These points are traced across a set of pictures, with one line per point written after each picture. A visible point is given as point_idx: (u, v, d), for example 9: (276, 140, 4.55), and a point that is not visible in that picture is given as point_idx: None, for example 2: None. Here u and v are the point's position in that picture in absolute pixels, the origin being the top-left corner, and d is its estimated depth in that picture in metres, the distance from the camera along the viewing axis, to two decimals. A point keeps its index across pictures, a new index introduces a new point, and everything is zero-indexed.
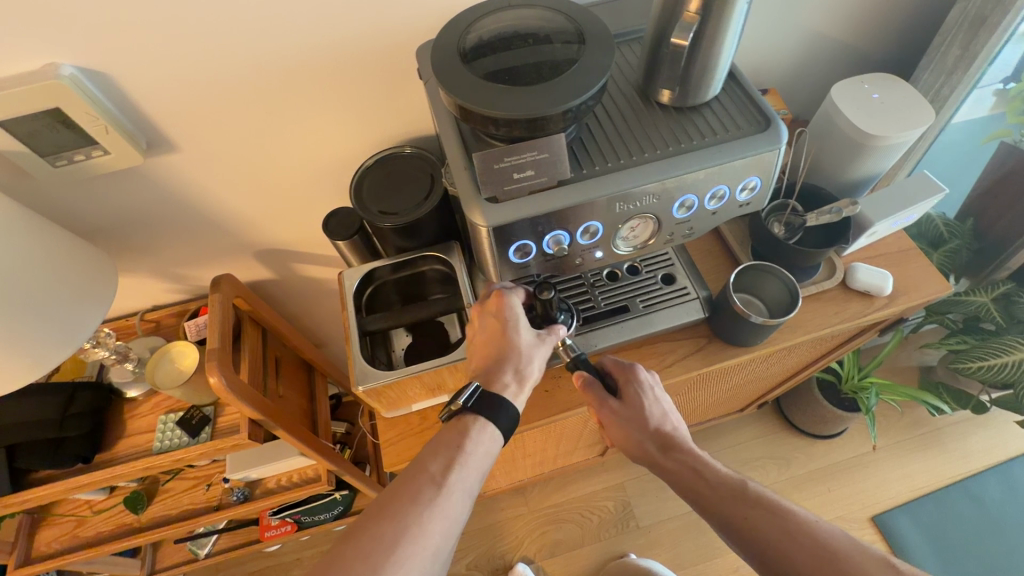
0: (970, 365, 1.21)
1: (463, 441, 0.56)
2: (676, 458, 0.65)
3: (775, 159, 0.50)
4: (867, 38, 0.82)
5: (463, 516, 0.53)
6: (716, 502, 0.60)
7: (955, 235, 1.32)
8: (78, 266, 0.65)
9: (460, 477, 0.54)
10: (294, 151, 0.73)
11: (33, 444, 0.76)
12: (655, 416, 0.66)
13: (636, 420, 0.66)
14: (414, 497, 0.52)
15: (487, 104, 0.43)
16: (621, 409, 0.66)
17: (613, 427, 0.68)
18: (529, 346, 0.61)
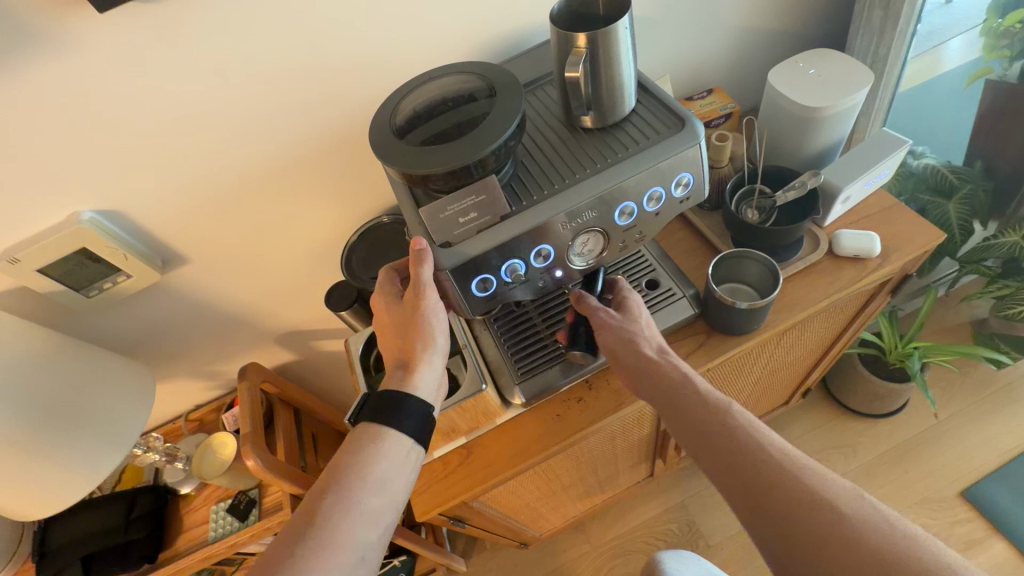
0: (1021, 311, 1.21)
1: (352, 441, 0.56)
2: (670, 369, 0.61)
3: (697, 153, 0.54)
4: (794, 19, 0.86)
5: (363, 507, 0.52)
6: (704, 416, 0.56)
7: (966, 180, 1.26)
8: (119, 376, 0.74)
9: (337, 497, 0.52)
10: (290, 240, 0.81)
11: (104, 551, 0.83)
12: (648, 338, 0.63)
13: (633, 333, 0.63)
14: (322, 538, 0.49)
15: (421, 164, 0.49)
16: (618, 322, 0.64)
17: (606, 329, 0.64)
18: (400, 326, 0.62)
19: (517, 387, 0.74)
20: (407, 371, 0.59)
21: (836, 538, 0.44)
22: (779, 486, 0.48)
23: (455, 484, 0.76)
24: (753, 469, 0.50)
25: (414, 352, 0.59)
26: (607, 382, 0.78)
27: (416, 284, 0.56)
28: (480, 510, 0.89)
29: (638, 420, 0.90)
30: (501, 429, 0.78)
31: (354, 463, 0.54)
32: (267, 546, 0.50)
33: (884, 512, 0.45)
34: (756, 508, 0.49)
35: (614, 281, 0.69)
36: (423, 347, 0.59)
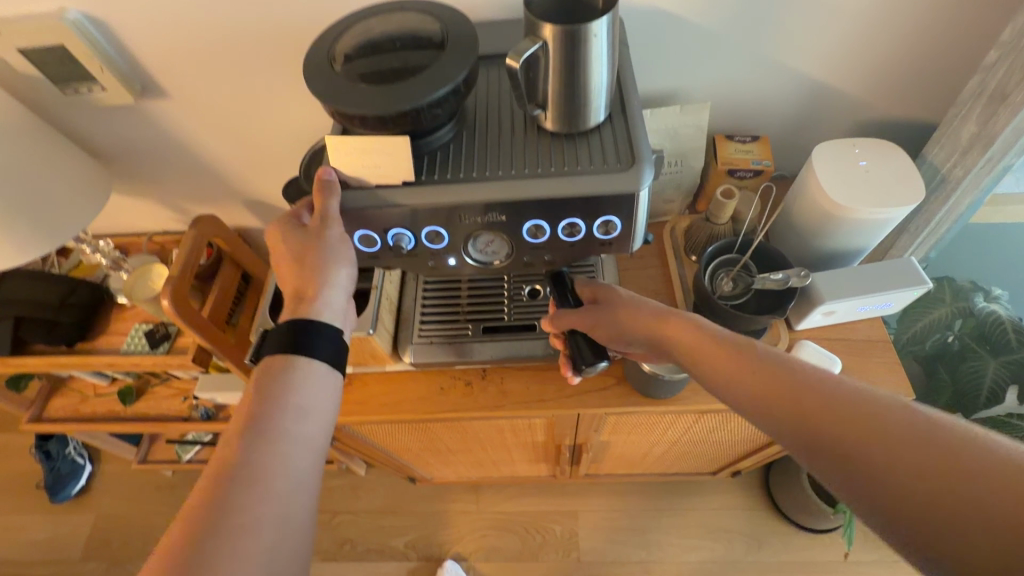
0: None
1: (265, 376, 0.51)
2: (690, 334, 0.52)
3: (634, 200, 0.47)
4: (877, 93, 0.74)
5: (296, 433, 0.50)
6: (743, 379, 0.47)
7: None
8: (77, 176, 0.79)
9: (258, 436, 0.48)
10: (271, 115, 0.81)
11: (33, 319, 0.92)
12: (660, 313, 0.55)
13: (637, 312, 0.56)
14: (252, 476, 0.46)
15: (332, 97, 0.46)
16: (619, 308, 0.57)
17: (602, 314, 0.58)
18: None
19: (411, 346, 0.74)
20: (305, 303, 0.53)
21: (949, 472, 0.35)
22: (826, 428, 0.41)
23: None
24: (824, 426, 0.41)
25: (312, 285, 0.53)
26: (500, 380, 0.76)
27: (323, 215, 0.50)
28: (353, 436, 0.92)
29: (529, 426, 0.89)
30: (387, 376, 0.78)
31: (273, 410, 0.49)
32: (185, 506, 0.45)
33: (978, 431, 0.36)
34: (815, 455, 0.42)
35: (592, 284, 0.61)
36: (329, 276, 0.53)
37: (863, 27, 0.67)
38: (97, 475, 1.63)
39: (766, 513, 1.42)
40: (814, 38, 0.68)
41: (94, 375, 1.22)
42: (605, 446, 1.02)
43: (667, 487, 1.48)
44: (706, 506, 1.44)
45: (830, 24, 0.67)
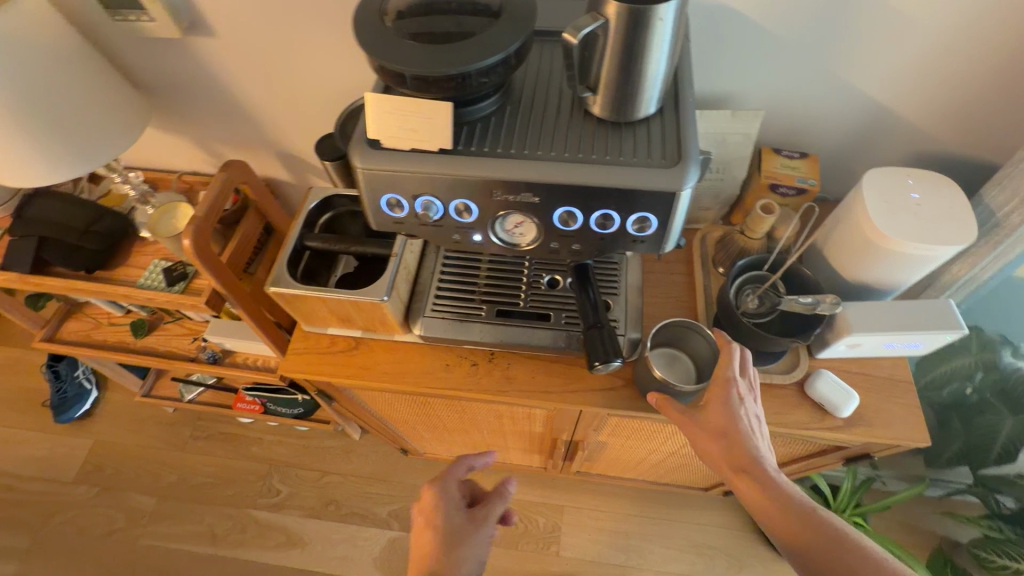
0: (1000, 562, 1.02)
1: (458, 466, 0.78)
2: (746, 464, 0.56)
3: (674, 200, 0.45)
4: (940, 125, 0.71)
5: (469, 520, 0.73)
6: (779, 523, 0.54)
7: None
8: (116, 104, 0.80)
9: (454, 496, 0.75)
10: (314, 69, 0.80)
11: (57, 241, 0.93)
12: (745, 420, 0.56)
13: (728, 413, 0.56)
14: (453, 540, 0.71)
15: (379, 51, 0.44)
16: (714, 403, 0.57)
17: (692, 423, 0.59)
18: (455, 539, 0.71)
19: (422, 319, 0.73)
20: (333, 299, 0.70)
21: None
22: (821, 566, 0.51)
23: (329, 363, 0.77)
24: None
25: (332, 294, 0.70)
26: (507, 365, 0.75)
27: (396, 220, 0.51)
28: (353, 400, 0.92)
29: (529, 416, 0.88)
30: (395, 345, 0.78)
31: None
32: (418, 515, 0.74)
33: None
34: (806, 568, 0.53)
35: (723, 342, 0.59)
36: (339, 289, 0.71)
37: (939, 52, 0.63)
38: (101, 402, 1.66)
39: (752, 536, 1.40)
40: (884, 57, 0.65)
41: (109, 304, 1.24)
42: (602, 447, 1.01)
43: (656, 497, 1.47)
44: (693, 520, 1.43)
45: (904, 45, 0.63)
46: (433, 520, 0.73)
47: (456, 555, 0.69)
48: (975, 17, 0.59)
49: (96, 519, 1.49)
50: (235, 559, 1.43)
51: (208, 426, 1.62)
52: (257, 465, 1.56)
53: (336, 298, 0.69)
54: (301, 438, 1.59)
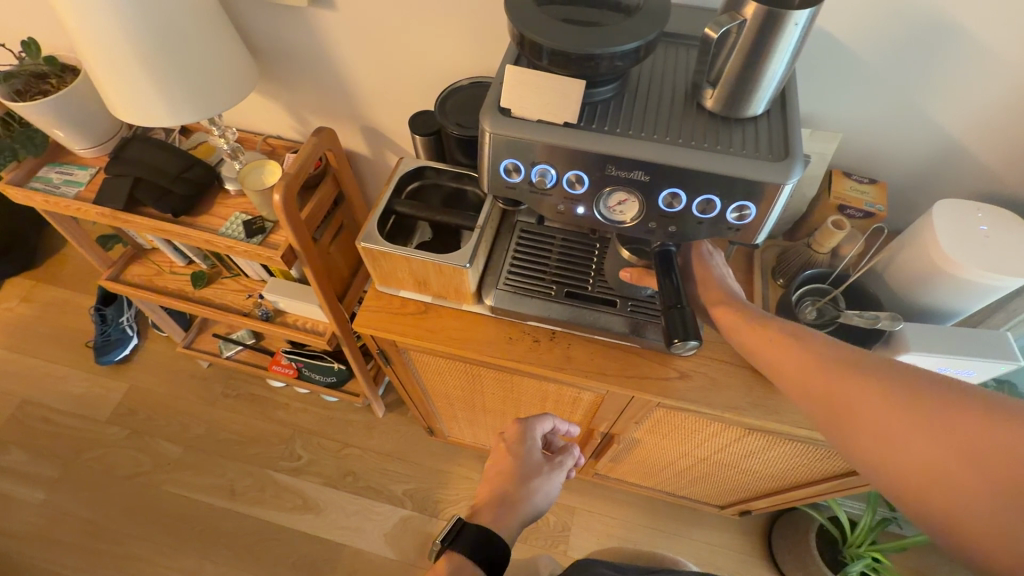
0: None
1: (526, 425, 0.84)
2: (736, 313, 0.64)
3: (776, 193, 0.49)
4: (1011, 168, 0.74)
5: (543, 465, 0.82)
6: (793, 362, 0.57)
7: None
8: (236, 61, 0.86)
9: (528, 447, 0.83)
10: (418, 50, 0.85)
11: (151, 183, 0.99)
12: (717, 269, 0.68)
13: (703, 268, 0.68)
14: (525, 478, 0.80)
15: (527, 27, 0.49)
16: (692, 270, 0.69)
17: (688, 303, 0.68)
18: (530, 475, 0.80)
19: (495, 291, 0.78)
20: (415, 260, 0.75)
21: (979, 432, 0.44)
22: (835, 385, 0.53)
23: (399, 323, 0.82)
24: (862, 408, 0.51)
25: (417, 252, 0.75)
26: (567, 345, 0.79)
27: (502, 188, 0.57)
28: (407, 366, 0.96)
29: (575, 401, 0.92)
30: (460, 313, 0.82)
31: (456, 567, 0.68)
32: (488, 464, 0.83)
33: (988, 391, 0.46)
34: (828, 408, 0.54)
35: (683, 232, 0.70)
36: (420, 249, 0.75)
37: (1020, 96, 0.67)
38: (140, 349, 1.73)
39: (760, 562, 1.40)
40: (967, 95, 0.69)
41: (174, 252, 1.30)
42: (634, 444, 1.04)
43: (669, 510, 1.48)
44: (703, 538, 1.44)
45: (988, 85, 0.67)
46: (517, 456, 0.81)
47: (529, 486, 0.79)
48: None
49: (122, 461, 1.54)
50: (250, 516, 1.47)
51: (239, 385, 1.67)
52: (283, 428, 1.60)
53: (421, 259, 0.73)
54: (327, 408, 1.64)
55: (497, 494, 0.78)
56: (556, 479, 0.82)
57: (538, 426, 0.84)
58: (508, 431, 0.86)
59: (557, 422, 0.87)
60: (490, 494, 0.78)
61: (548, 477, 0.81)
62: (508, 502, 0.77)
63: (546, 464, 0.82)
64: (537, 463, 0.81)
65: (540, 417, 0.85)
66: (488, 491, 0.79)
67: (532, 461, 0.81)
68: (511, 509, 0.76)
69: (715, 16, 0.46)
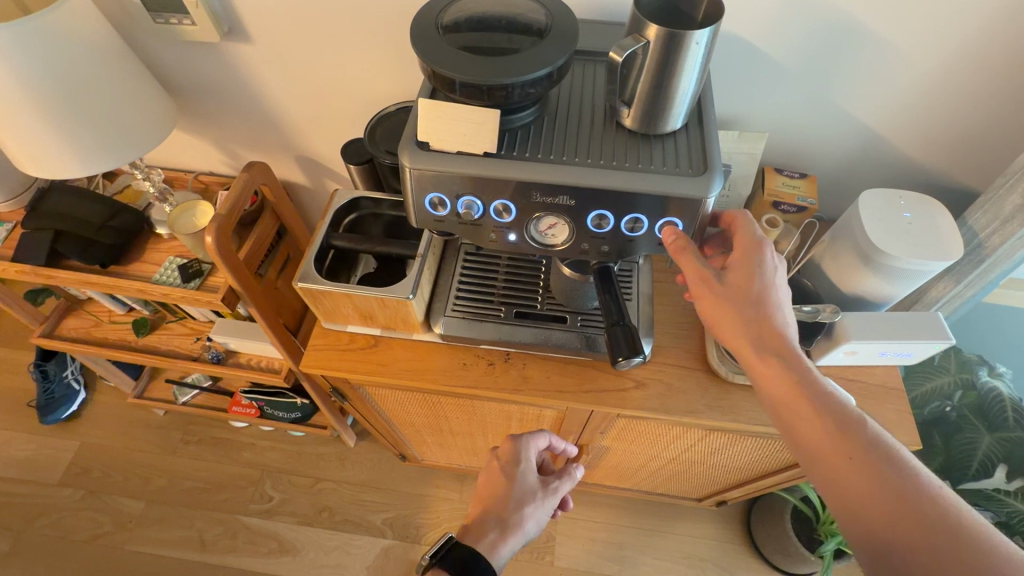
0: None
1: (521, 442, 0.82)
2: (767, 341, 0.57)
3: (700, 207, 0.50)
4: (928, 153, 0.77)
5: (536, 489, 0.79)
6: (795, 406, 0.56)
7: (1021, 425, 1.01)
8: (151, 102, 0.82)
9: (522, 469, 0.80)
10: (342, 77, 0.83)
11: (73, 235, 0.94)
12: (773, 287, 0.58)
13: (756, 279, 0.58)
14: (518, 503, 0.77)
15: (434, 59, 0.48)
16: (739, 270, 0.59)
17: (713, 302, 0.59)
18: (521, 500, 0.77)
19: (443, 318, 0.76)
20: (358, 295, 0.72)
21: (954, 545, 0.45)
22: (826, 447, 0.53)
23: (349, 360, 0.79)
24: (850, 483, 0.51)
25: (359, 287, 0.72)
26: (522, 365, 0.78)
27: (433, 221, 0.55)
28: (365, 400, 0.94)
29: (539, 418, 0.91)
30: (412, 344, 0.80)
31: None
32: (479, 486, 0.80)
33: (976, 511, 0.47)
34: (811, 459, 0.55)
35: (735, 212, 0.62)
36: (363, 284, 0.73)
37: (928, 87, 0.69)
38: (89, 403, 1.63)
39: (742, 549, 1.42)
40: (880, 89, 0.71)
41: (111, 302, 1.23)
42: (605, 451, 1.04)
43: (650, 508, 1.49)
44: (685, 532, 1.45)
45: (897, 78, 0.69)
46: (510, 481, 0.79)
47: (523, 511, 0.76)
48: (960, 56, 0.66)
49: (80, 524, 1.45)
50: (224, 566, 1.40)
51: (199, 430, 1.60)
52: (250, 470, 1.54)
53: (363, 295, 0.71)
54: (294, 443, 1.58)
55: (489, 517, 0.75)
56: (548, 505, 0.80)
57: (533, 444, 0.82)
58: (501, 450, 0.83)
59: (552, 441, 0.85)
60: (483, 517, 0.75)
61: (541, 503, 0.78)
62: (502, 523, 0.74)
63: (540, 489, 0.80)
64: (531, 486, 0.79)
65: (534, 434, 0.83)
66: (479, 513, 0.76)
67: (527, 485, 0.79)
68: (506, 535, 0.73)
69: (621, 38, 0.46)
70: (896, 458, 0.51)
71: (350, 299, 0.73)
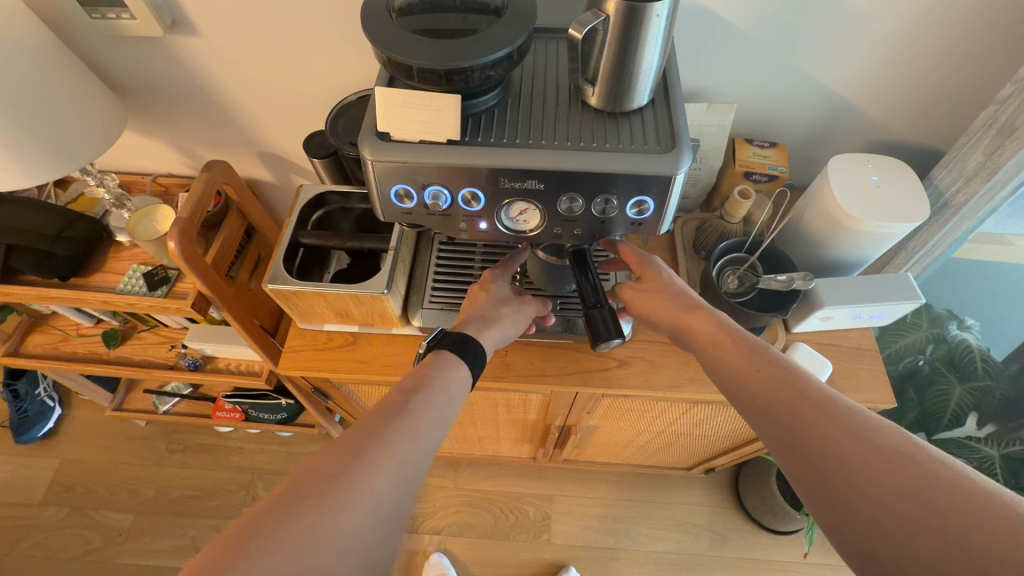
0: None
1: None
2: (707, 320, 0.58)
3: (670, 184, 0.49)
4: (893, 116, 0.77)
5: None
6: (737, 374, 0.54)
7: (991, 375, 1.04)
8: (95, 104, 0.78)
9: None
10: (299, 68, 0.80)
11: (26, 249, 0.88)
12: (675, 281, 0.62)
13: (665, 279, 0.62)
14: None
15: (388, 45, 0.46)
16: (648, 278, 0.63)
17: (648, 308, 0.62)
18: (503, 299, 0.68)
19: (421, 311, 0.75)
20: (332, 294, 0.70)
21: (925, 487, 0.41)
22: (776, 404, 0.51)
23: (329, 358, 0.78)
24: (826, 452, 0.46)
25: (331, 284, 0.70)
26: (504, 353, 0.78)
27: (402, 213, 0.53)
28: (349, 398, 0.93)
29: (526, 404, 0.91)
30: (392, 338, 0.79)
31: (444, 366, 0.60)
32: None
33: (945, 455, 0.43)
34: (763, 421, 0.52)
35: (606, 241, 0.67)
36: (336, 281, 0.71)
37: (890, 49, 0.69)
38: (67, 419, 1.59)
39: (733, 512, 1.46)
40: (844, 52, 0.70)
41: (78, 314, 1.18)
42: (594, 430, 1.05)
43: (641, 480, 1.52)
44: (678, 500, 1.49)
45: (860, 42, 0.69)
46: (486, 286, 0.68)
47: None
48: (921, 15, 0.65)
49: (68, 540, 1.43)
50: None
51: (184, 438, 1.57)
52: (239, 474, 1.52)
53: (338, 292, 0.69)
54: (283, 444, 1.57)
55: None
56: None
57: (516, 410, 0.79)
58: None
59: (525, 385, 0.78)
60: None
61: None
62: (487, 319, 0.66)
63: None
64: (506, 295, 0.69)
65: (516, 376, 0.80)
66: None
67: None
68: None
69: (580, 14, 0.45)
70: (870, 420, 0.46)
71: (325, 298, 0.71)
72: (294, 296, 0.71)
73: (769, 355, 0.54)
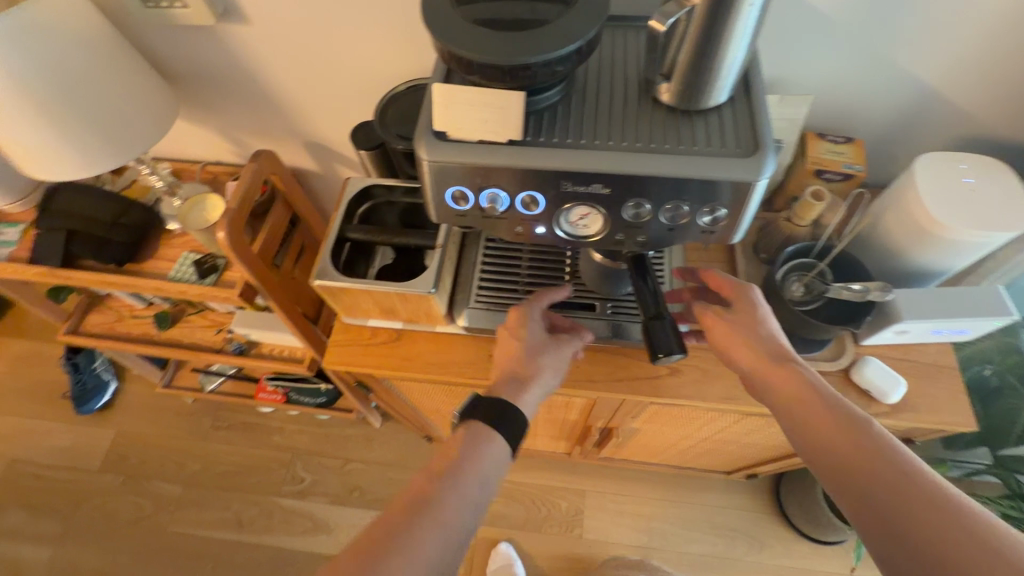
0: None
1: None
2: (794, 374, 0.57)
3: (750, 190, 0.45)
4: (990, 109, 0.70)
5: None
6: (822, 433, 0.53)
7: None
8: (154, 92, 0.78)
9: None
10: (346, 56, 0.78)
11: (86, 235, 0.92)
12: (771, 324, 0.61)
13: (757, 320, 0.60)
14: None
15: (450, 39, 0.43)
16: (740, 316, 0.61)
17: (730, 348, 0.61)
18: (539, 346, 0.67)
19: (467, 310, 0.73)
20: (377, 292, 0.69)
21: None
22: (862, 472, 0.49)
23: (373, 353, 0.77)
24: (913, 534, 0.44)
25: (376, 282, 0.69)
26: None
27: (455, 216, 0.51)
28: (390, 391, 0.92)
29: (567, 405, 0.89)
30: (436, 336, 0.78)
31: (475, 443, 0.59)
32: None
33: None
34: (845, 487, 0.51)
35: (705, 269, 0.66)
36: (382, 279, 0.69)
37: (996, 35, 0.62)
38: (121, 393, 1.67)
39: (773, 518, 1.42)
40: (941, 39, 0.63)
41: (132, 297, 1.22)
42: (635, 432, 1.02)
43: (678, 480, 1.48)
44: (715, 502, 1.45)
45: (961, 27, 0.62)
46: (518, 333, 0.66)
47: None
48: None
49: (122, 508, 1.50)
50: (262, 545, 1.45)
51: (228, 416, 1.62)
52: (280, 454, 1.56)
53: (383, 290, 0.68)
54: (321, 427, 1.60)
55: None
56: None
57: None
58: None
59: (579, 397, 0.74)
60: None
61: None
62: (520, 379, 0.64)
63: None
64: (540, 340, 0.67)
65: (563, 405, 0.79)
66: None
67: None
68: None
69: (664, 5, 0.43)
70: (969, 508, 0.44)
71: (370, 295, 0.70)
72: (339, 292, 0.70)
73: (860, 421, 0.52)
